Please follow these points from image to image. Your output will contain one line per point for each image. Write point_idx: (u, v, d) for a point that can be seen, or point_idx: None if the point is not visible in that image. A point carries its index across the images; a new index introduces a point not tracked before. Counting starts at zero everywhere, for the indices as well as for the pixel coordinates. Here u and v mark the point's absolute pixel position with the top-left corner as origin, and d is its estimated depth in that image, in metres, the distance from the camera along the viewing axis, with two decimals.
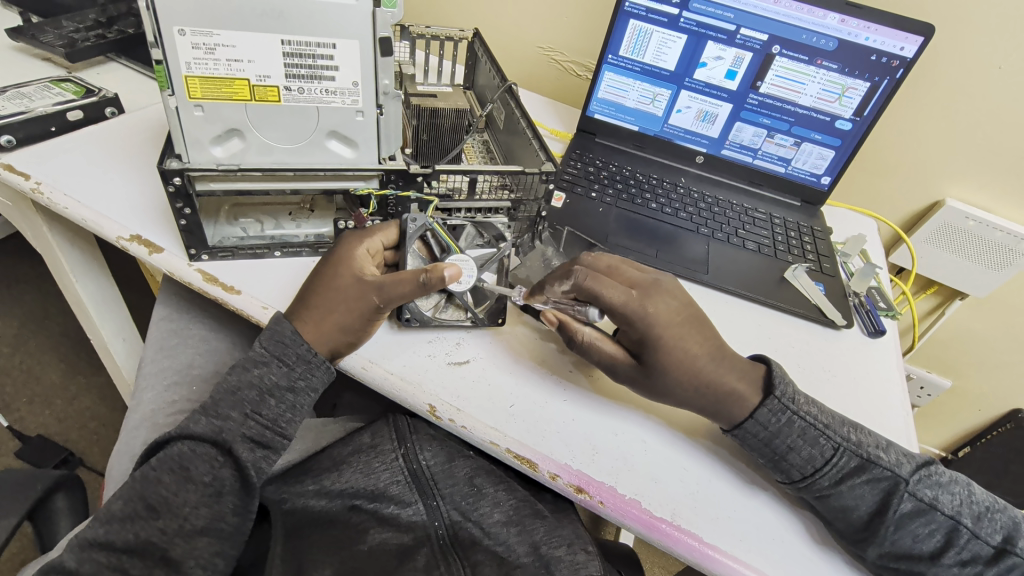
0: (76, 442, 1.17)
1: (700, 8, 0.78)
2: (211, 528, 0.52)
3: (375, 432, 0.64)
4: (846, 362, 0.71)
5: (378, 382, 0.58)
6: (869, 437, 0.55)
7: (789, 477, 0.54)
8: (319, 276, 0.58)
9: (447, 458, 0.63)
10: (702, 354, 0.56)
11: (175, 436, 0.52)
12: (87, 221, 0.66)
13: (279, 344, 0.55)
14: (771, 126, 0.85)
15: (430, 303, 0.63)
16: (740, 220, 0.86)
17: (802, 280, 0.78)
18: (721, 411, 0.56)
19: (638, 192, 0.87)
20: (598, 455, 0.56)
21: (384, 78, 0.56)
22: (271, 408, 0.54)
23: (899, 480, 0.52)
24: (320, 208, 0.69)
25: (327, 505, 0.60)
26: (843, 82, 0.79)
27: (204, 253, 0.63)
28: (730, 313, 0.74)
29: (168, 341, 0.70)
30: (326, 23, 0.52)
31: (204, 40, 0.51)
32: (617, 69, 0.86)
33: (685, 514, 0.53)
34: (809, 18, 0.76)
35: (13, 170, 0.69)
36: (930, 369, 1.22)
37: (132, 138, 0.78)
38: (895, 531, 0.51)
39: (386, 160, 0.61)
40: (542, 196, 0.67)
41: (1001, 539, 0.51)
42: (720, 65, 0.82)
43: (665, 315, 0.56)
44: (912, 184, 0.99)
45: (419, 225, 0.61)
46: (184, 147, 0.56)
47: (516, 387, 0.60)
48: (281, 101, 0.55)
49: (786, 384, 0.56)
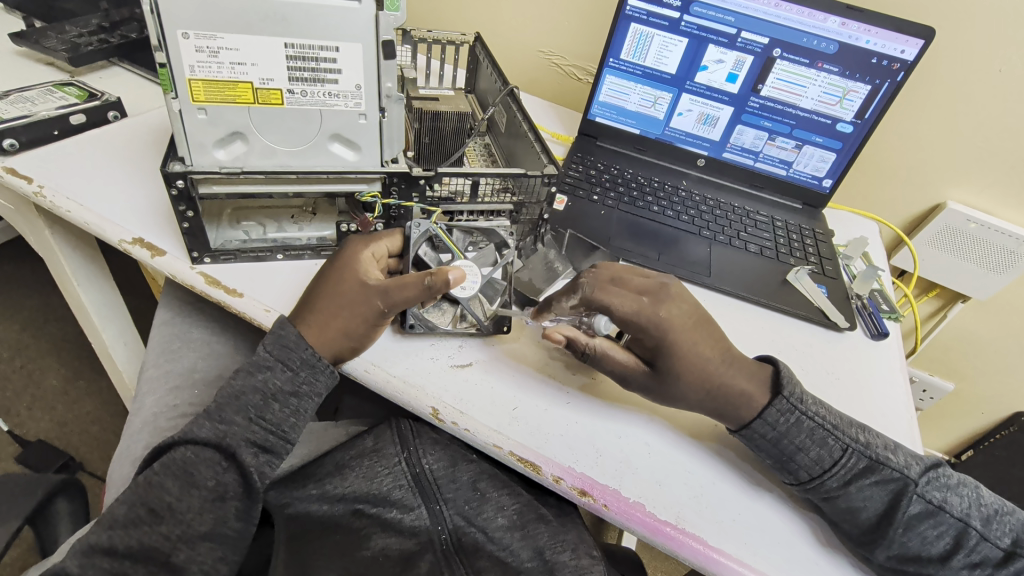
0: (76, 447, 1.17)
1: (701, 12, 0.79)
2: (215, 534, 0.52)
3: (377, 436, 0.64)
4: (849, 366, 0.71)
5: (380, 386, 0.58)
6: (878, 438, 0.55)
7: (796, 478, 0.54)
8: (324, 280, 0.58)
9: (450, 462, 0.63)
10: (712, 357, 0.56)
11: (178, 441, 0.51)
12: (90, 225, 0.66)
13: (283, 348, 0.55)
14: (771, 129, 0.85)
15: (446, 317, 0.63)
16: (742, 223, 0.86)
17: (805, 283, 0.78)
18: (729, 413, 0.55)
19: (639, 195, 0.87)
20: (602, 458, 0.56)
21: (387, 81, 0.56)
22: (276, 413, 0.54)
23: (908, 481, 0.52)
24: (322, 211, 0.70)
25: (330, 509, 0.59)
26: (844, 85, 0.79)
27: (206, 256, 0.63)
28: (733, 316, 0.74)
29: (170, 345, 0.70)
30: (329, 27, 0.52)
31: (207, 43, 0.51)
32: (618, 72, 0.87)
33: (689, 518, 0.53)
34: (810, 22, 0.76)
35: (15, 174, 0.70)
36: (932, 373, 1.21)
37: (134, 141, 0.78)
38: (904, 533, 0.51)
39: (389, 163, 0.61)
40: (544, 199, 0.67)
41: (1010, 542, 0.52)
42: (721, 69, 0.82)
43: (677, 320, 0.56)
44: (911, 188, 0.99)
45: (423, 231, 0.61)
46: (187, 150, 0.56)
47: (518, 391, 0.60)
48: (284, 104, 0.55)
49: (794, 384, 0.56)
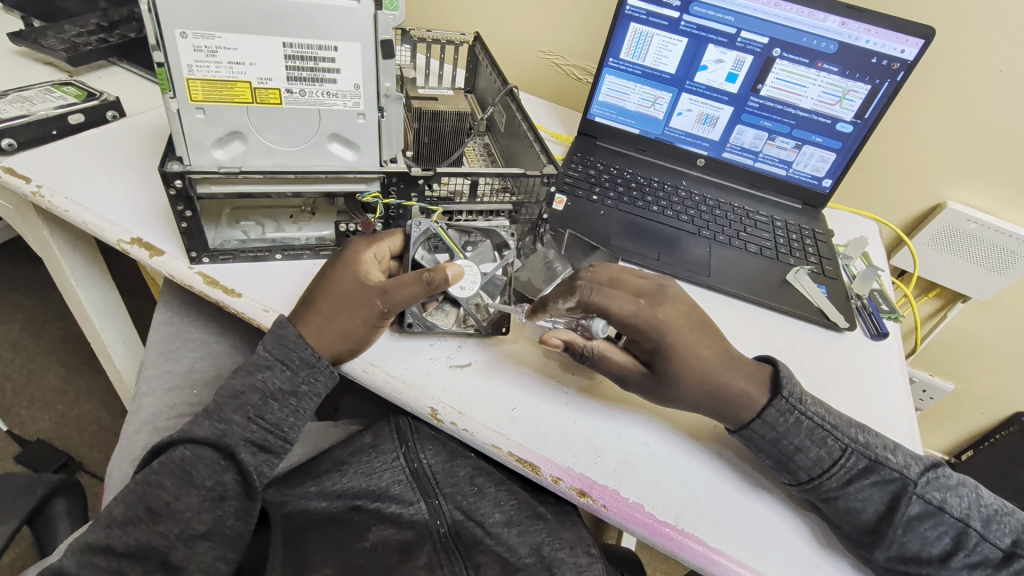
0: (76, 447, 1.17)
1: (700, 11, 0.79)
2: (213, 533, 0.52)
3: (375, 432, 0.64)
4: (849, 366, 0.71)
5: (379, 386, 0.58)
6: (877, 439, 0.55)
7: (795, 479, 0.54)
8: (324, 281, 0.58)
9: (448, 457, 0.63)
10: (712, 358, 0.56)
11: (176, 440, 0.51)
12: (88, 225, 0.66)
13: (282, 348, 0.55)
14: (771, 129, 0.85)
15: (450, 319, 0.63)
16: (742, 223, 0.86)
17: (805, 283, 0.78)
18: (728, 414, 0.55)
19: (639, 194, 0.87)
20: (601, 457, 0.56)
21: (386, 81, 0.56)
22: (274, 412, 0.54)
23: (907, 481, 0.52)
24: (322, 211, 0.70)
25: (329, 505, 0.59)
26: (844, 85, 0.79)
27: (204, 257, 0.63)
28: (732, 316, 0.74)
29: (169, 344, 0.70)
30: (328, 27, 0.52)
31: (205, 42, 0.51)
32: (617, 72, 0.87)
33: (689, 518, 0.53)
34: (810, 22, 0.76)
35: (13, 174, 0.70)
36: (932, 373, 1.21)
37: (133, 141, 0.78)
38: (903, 534, 0.51)
39: (388, 163, 0.61)
40: (543, 199, 0.67)
41: (1010, 542, 0.51)
42: (721, 68, 0.82)
43: (676, 321, 0.56)
44: (911, 188, 0.99)
45: (423, 229, 0.61)
46: (185, 150, 0.55)
47: (518, 391, 0.60)
48: (282, 104, 0.55)
49: (793, 384, 0.56)
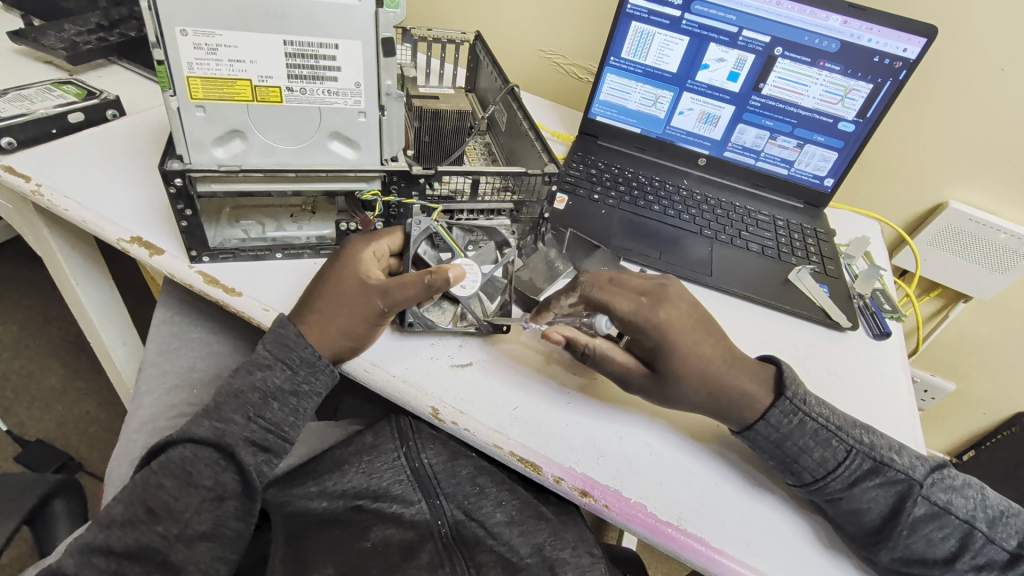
0: (76, 447, 1.16)
1: (701, 10, 0.78)
2: (213, 533, 0.51)
3: (376, 432, 0.63)
4: (852, 366, 0.70)
5: (380, 386, 0.58)
6: (882, 439, 0.55)
7: (800, 480, 0.54)
8: (324, 279, 0.58)
9: (450, 457, 0.62)
10: (714, 358, 0.56)
11: (176, 440, 0.51)
12: (88, 224, 0.66)
13: (283, 347, 0.55)
14: (773, 128, 0.84)
15: (447, 317, 0.63)
16: (743, 222, 0.86)
17: (807, 283, 0.78)
18: (731, 414, 0.55)
19: (640, 194, 0.86)
20: (603, 458, 0.55)
21: (387, 79, 0.56)
22: (275, 412, 0.54)
23: (912, 483, 0.52)
24: (322, 210, 0.69)
25: (330, 506, 0.59)
26: (846, 84, 0.79)
27: (204, 255, 0.63)
28: (734, 316, 0.73)
29: (169, 344, 0.70)
30: (329, 24, 0.52)
31: (205, 40, 0.51)
32: (618, 71, 0.86)
33: (692, 518, 0.52)
34: (811, 20, 0.76)
35: (12, 173, 0.69)
36: (934, 373, 1.21)
37: (132, 140, 0.78)
38: (909, 535, 0.50)
39: (389, 161, 0.61)
40: (544, 198, 0.67)
41: (1015, 543, 0.51)
42: (722, 67, 0.82)
43: (678, 320, 0.56)
44: (913, 189, 0.99)
45: (423, 228, 0.61)
46: (184, 147, 0.55)
47: (519, 391, 0.59)
48: (283, 102, 0.55)
49: (796, 385, 0.56)
